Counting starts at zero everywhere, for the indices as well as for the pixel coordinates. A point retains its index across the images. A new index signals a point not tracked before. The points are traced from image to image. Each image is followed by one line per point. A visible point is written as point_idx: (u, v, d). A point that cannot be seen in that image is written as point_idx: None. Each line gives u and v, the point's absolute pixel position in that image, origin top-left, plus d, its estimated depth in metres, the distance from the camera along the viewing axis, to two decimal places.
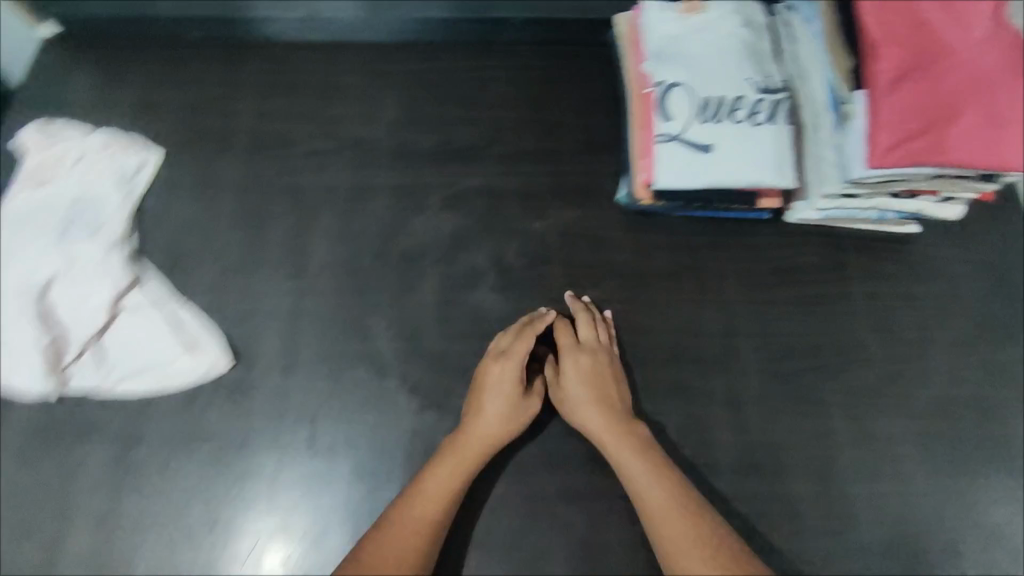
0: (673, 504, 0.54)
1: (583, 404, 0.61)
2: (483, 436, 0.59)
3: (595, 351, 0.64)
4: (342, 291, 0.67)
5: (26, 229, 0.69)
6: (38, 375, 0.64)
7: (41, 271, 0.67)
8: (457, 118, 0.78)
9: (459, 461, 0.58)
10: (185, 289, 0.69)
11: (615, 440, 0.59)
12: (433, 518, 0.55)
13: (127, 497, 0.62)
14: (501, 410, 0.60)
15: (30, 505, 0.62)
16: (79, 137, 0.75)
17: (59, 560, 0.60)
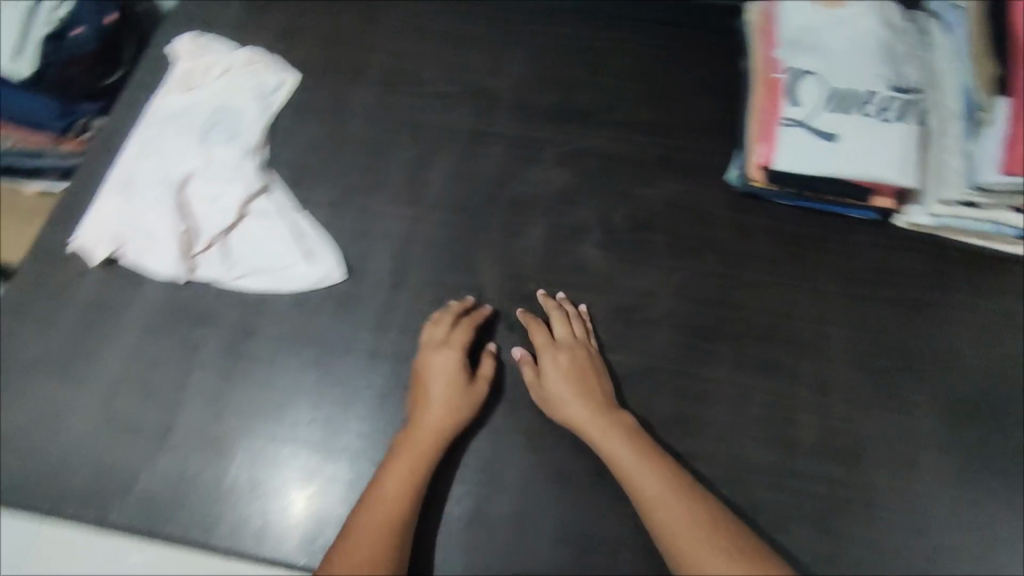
0: (665, 493, 0.55)
1: (564, 398, 0.61)
2: (431, 418, 0.60)
3: (572, 347, 0.64)
4: (455, 223, 0.73)
5: (172, 131, 0.75)
6: (171, 257, 0.68)
7: (181, 167, 0.72)
8: (577, 83, 0.82)
9: (410, 448, 0.58)
10: (308, 201, 0.74)
11: (600, 432, 0.59)
12: (402, 505, 0.55)
13: (234, 383, 0.65)
14: (449, 390, 0.61)
15: (140, 378, 0.65)
16: (224, 55, 0.80)
17: (161, 433, 0.63)
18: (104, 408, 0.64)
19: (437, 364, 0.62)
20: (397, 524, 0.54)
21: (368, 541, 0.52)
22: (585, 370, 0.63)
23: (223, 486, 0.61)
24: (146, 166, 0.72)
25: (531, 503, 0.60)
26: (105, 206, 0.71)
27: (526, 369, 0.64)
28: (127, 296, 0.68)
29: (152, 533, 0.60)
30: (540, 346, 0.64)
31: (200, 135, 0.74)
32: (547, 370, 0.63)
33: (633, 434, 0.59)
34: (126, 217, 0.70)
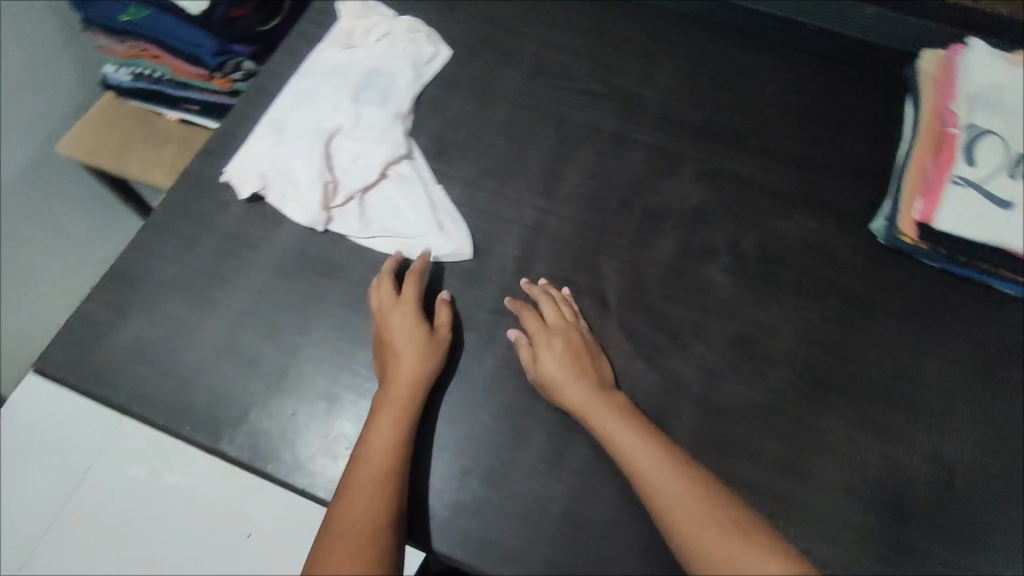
0: (660, 480, 0.54)
1: (559, 380, 0.61)
2: (402, 374, 0.60)
3: (567, 330, 0.64)
4: (584, 223, 0.72)
5: (328, 84, 0.77)
6: (313, 204, 0.70)
7: (331, 121, 0.74)
8: (725, 103, 0.81)
9: (392, 406, 0.58)
10: (444, 175, 0.75)
11: (595, 414, 0.59)
12: (392, 460, 0.56)
13: (349, 336, 0.66)
14: (413, 343, 0.62)
15: (263, 312, 0.67)
16: (386, 21, 0.83)
17: (274, 368, 0.64)
18: (228, 337, 0.66)
19: (396, 321, 0.63)
20: (391, 481, 0.55)
21: (365, 498, 0.53)
22: (571, 350, 0.63)
23: (330, 437, 0.62)
24: (300, 114, 0.75)
25: (625, 515, 0.60)
26: (257, 145, 0.74)
27: (521, 351, 0.64)
28: (266, 235, 0.71)
29: (257, 469, 0.60)
30: (535, 330, 0.64)
31: (353, 92, 0.76)
32: (536, 346, 0.63)
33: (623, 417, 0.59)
34: (276, 159, 0.72)
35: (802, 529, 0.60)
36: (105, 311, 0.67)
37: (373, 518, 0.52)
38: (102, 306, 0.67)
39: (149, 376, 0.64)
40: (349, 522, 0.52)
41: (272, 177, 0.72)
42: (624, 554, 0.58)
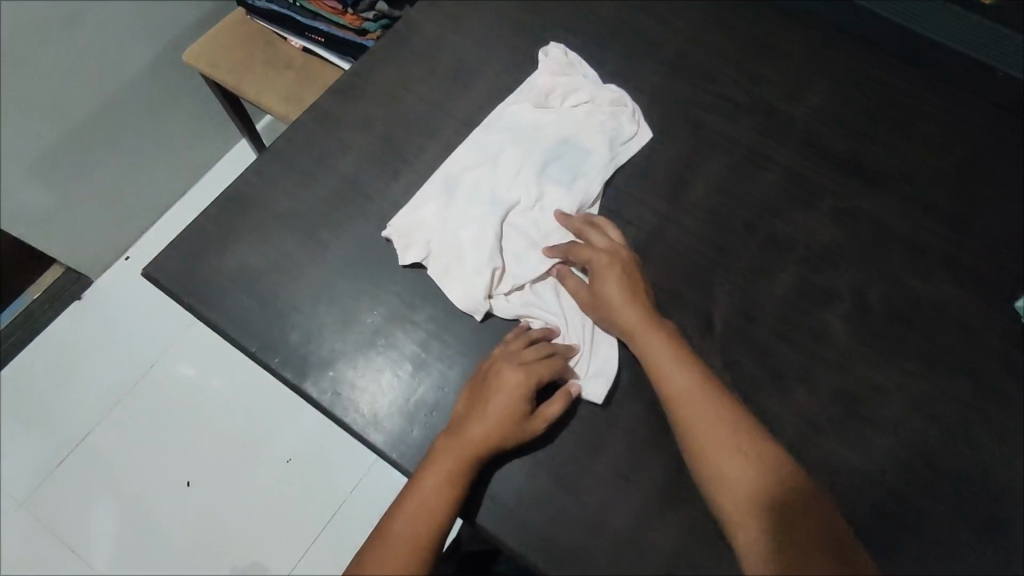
0: (709, 432, 0.56)
1: (614, 303, 0.62)
2: (475, 444, 0.56)
3: (617, 256, 0.64)
4: (702, 238, 0.69)
5: (516, 151, 0.70)
6: (479, 291, 0.63)
7: (511, 193, 0.68)
8: (879, 138, 0.74)
9: (452, 467, 0.56)
10: None
11: (646, 344, 0.60)
12: (432, 527, 0.55)
13: (445, 305, 0.65)
14: (501, 421, 0.57)
15: (365, 263, 0.67)
16: (590, 85, 0.74)
17: (371, 322, 0.64)
18: (328, 281, 0.66)
19: (497, 387, 0.58)
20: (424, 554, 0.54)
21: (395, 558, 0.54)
22: (616, 273, 0.63)
23: (411, 399, 0.61)
24: (481, 179, 0.69)
25: (692, 547, 0.57)
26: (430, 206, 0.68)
27: (566, 282, 0.65)
28: (381, 186, 0.71)
29: (336, 416, 0.60)
30: (595, 255, 0.64)
31: (538, 163, 0.69)
32: (591, 275, 0.64)
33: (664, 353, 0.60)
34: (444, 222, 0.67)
35: None
36: (217, 232, 0.68)
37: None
38: (214, 225, 0.69)
39: (247, 304, 0.65)
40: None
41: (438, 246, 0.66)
42: None
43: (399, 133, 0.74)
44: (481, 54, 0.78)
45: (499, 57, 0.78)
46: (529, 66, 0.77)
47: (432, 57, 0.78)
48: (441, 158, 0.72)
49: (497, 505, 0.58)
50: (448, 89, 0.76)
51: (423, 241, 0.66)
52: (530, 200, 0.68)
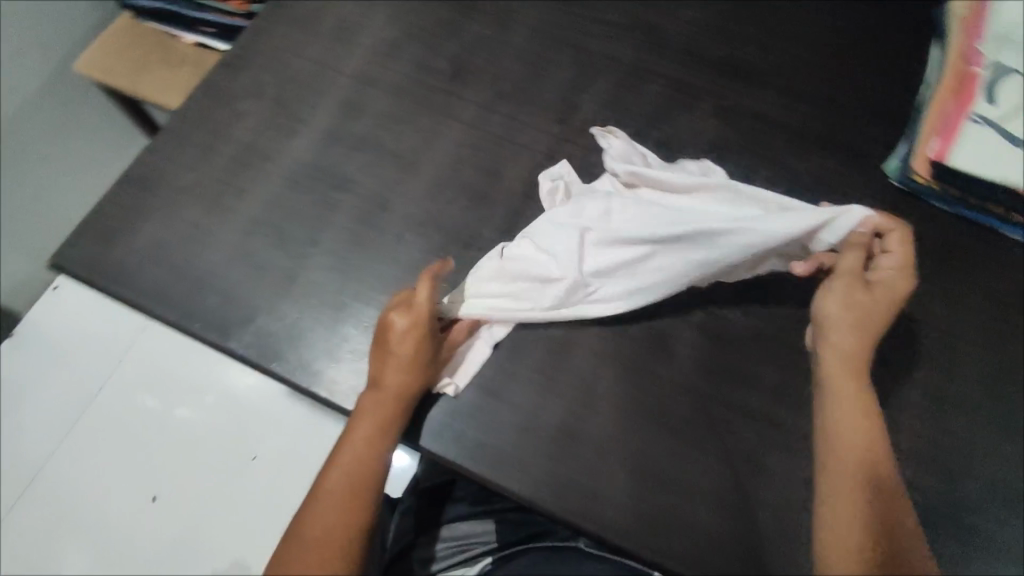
0: (842, 429, 0.53)
1: (845, 321, 0.56)
2: (393, 391, 0.58)
3: (882, 295, 0.57)
4: (596, 151, 0.72)
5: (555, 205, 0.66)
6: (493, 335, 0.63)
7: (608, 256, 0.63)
8: (749, 39, 0.79)
9: (378, 419, 0.57)
10: (460, 98, 0.75)
11: (844, 352, 0.56)
12: (367, 478, 0.55)
13: (362, 249, 0.67)
14: (409, 364, 0.58)
15: (276, 222, 0.68)
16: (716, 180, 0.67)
17: (290, 277, 0.66)
18: (241, 242, 0.67)
19: (398, 336, 0.59)
20: (361, 508, 0.54)
21: (332, 515, 0.53)
22: (857, 282, 0.57)
23: (335, 340, 0.64)
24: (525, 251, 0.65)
25: (617, 429, 0.61)
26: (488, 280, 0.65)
27: (848, 255, 0.58)
28: (281, 148, 0.72)
29: (262, 366, 0.63)
30: (880, 262, 0.58)
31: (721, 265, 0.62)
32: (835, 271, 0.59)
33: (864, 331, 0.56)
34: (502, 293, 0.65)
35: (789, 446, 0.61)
36: (122, 215, 0.69)
37: (336, 543, 0.52)
38: (119, 206, 0.69)
39: (162, 277, 0.66)
40: (312, 546, 0.52)
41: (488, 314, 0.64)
42: (615, 466, 0.60)
43: (293, 96, 0.75)
44: (362, 10, 0.79)
45: (382, 10, 0.79)
46: (411, 14, 0.79)
47: (316, 20, 0.79)
48: (337, 115, 0.74)
49: (432, 423, 0.61)
50: (336, 48, 0.77)
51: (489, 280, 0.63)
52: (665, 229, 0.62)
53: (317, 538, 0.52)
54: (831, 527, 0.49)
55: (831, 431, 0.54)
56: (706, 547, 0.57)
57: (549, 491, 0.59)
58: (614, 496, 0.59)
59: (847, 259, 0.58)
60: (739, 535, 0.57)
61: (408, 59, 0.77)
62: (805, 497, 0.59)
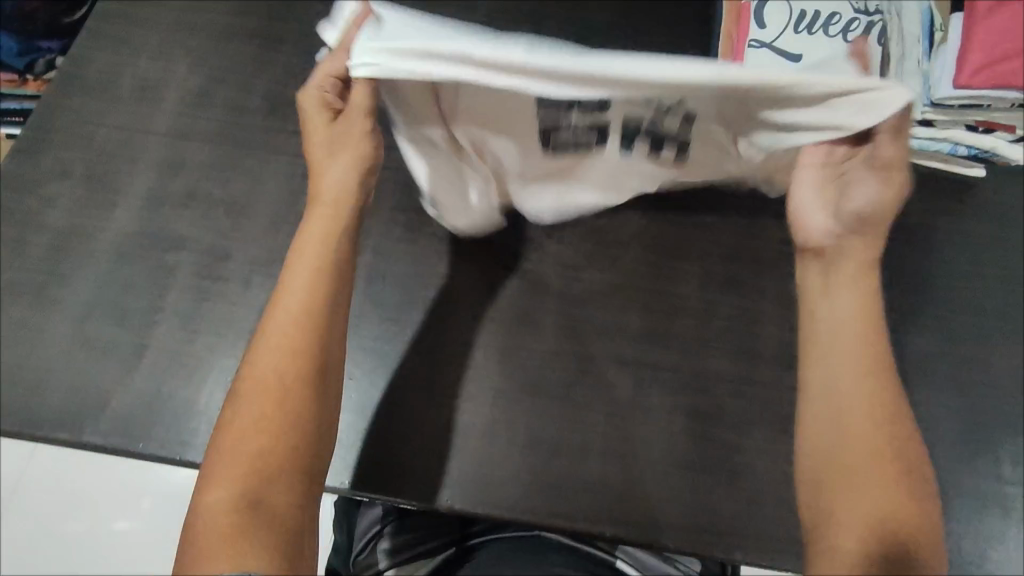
0: (852, 388, 0.51)
1: (851, 266, 0.54)
2: (327, 212, 0.57)
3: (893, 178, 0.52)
4: None
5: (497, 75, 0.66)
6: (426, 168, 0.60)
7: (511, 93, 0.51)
8: (551, 13, 0.82)
9: (317, 242, 0.55)
10: (280, 131, 0.73)
11: (846, 290, 0.54)
12: (308, 307, 0.53)
13: (210, 303, 0.65)
14: (338, 191, 0.57)
15: (113, 299, 0.65)
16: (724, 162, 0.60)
17: (140, 351, 0.63)
18: (79, 330, 0.64)
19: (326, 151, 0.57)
20: (308, 334, 0.52)
21: (274, 352, 0.51)
22: (877, 195, 0.53)
23: (200, 403, 0.62)
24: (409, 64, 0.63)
25: (501, 411, 0.62)
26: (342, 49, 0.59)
27: (896, 142, 0.50)
28: (101, 222, 0.69)
29: (130, 448, 0.60)
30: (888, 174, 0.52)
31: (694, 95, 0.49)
32: (880, 187, 0.53)
33: (871, 245, 0.54)
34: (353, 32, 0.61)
35: (663, 382, 0.63)
36: None
37: (281, 377, 0.50)
38: None
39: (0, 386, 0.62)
40: (238, 450, 0.47)
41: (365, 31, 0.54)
42: (507, 447, 0.61)
43: (103, 167, 0.71)
44: (159, 64, 0.76)
45: (180, 60, 0.76)
46: (211, 57, 0.77)
47: (111, 84, 0.75)
48: (155, 175, 0.71)
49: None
50: (139, 109, 0.74)
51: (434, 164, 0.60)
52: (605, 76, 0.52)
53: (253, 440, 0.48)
54: (844, 501, 0.48)
55: (840, 388, 0.51)
56: (607, 498, 0.60)
57: (448, 491, 0.60)
58: (509, 475, 0.60)
59: (879, 155, 0.51)
60: (633, 479, 0.60)
61: (218, 104, 0.75)
62: (686, 425, 0.62)
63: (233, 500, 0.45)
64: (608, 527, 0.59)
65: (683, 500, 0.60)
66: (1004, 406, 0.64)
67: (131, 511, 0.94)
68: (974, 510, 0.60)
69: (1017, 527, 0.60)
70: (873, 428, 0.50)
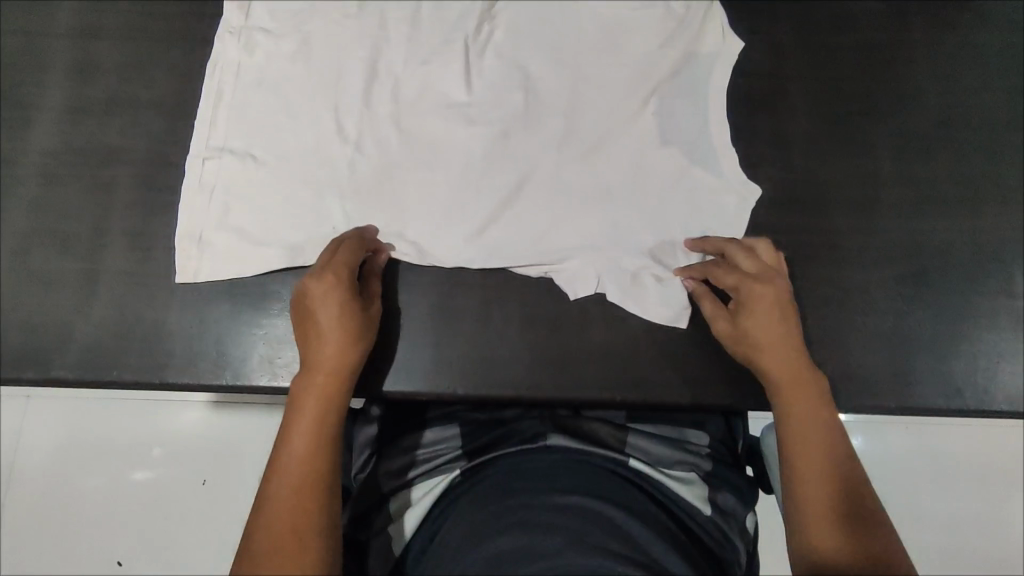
0: (804, 476, 0.48)
1: (783, 370, 0.51)
2: (328, 378, 0.50)
3: (770, 282, 0.53)
4: (369, 21, 0.64)
5: (431, 8, 0.64)
6: (293, 52, 0.62)
7: (389, 89, 0.62)
8: None
9: (314, 413, 0.49)
10: (204, 20, 0.64)
11: (789, 385, 0.51)
12: (317, 471, 0.47)
13: (161, 216, 0.59)
14: (339, 348, 0.51)
15: (53, 226, 0.59)
16: (597, 104, 0.62)
17: (95, 276, 0.58)
18: (20, 263, 0.58)
19: (303, 323, 0.52)
20: (313, 500, 0.46)
21: (284, 514, 0.46)
22: (766, 312, 0.52)
23: (169, 322, 0.57)
24: (306, 38, 0.63)
25: (493, 291, 0.58)
26: (221, 73, 0.62)
27: (703, 304, 0.56)
28: (19, 142, 0.61)
29: (105, 377, 0.56)
30: (740, 284, 0.53)
31: (553, 180, 0.60)
32: (740, 304, 0.53)
33: (784, 347, 0.51)
34: (234, 20, 0.63)
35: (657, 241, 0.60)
36: None
37: (292, 541, 0.45)
38: None
39: None
40: (267, 547, 0.45)
41: (211, 152, 0.60)
42: (505, 328, 0.58)
43: (7, 80, 0.62)
44: None
45: None
46: None
47: None
48: (68, 84, 0.62)
49: (286, 363, 0.57)
50: (33, 10, 0.64)
51: (303, 66, 0.62)
52: (478, 117, 0.62)
53: (274, 544, 0.45)
54: None
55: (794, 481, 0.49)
56: (615, 364, 0.57)
57: (448, 378, 0.57)
58: (510, 357, 0.57)
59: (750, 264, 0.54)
60: (640, 344, 0.58)
61: None
62: None
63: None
64: (619, 394, 0.57)
65: (692, 358, 0.57)
66: (1016, 223, 0.61)
67: (139, 449, 0.90)
68: (987, 331, 0.59)
69: None
70: (827, 508, 0.47)
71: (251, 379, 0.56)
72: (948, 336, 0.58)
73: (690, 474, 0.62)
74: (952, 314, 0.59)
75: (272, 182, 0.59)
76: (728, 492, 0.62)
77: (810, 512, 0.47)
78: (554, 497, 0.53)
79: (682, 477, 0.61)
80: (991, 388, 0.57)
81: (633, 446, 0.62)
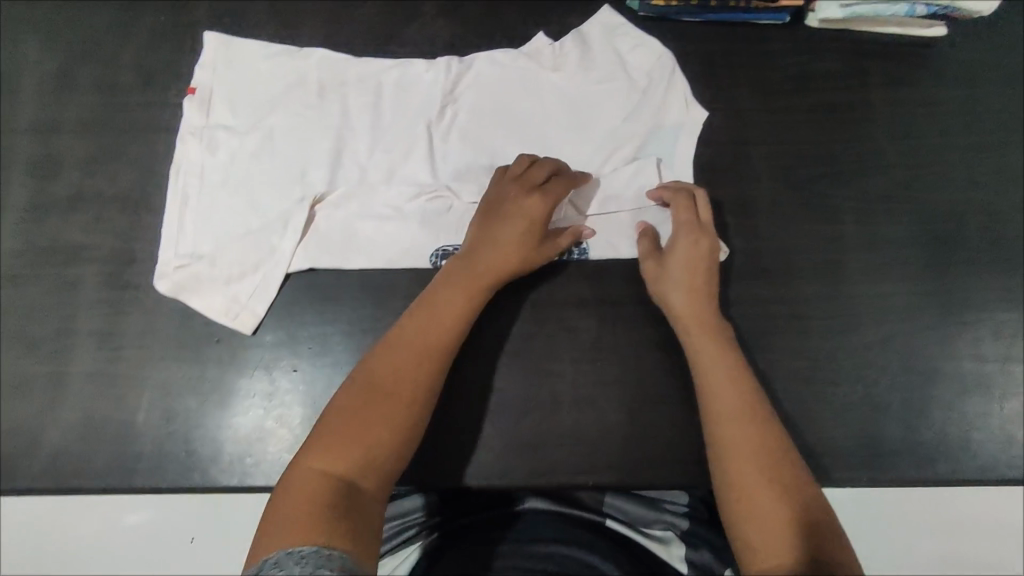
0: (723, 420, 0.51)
1: (694, 321, 0.55)
2: (486, 269, 0.56)
3: (698, 238, 0.58)
4: (331, 107, 0.64)
5: (392, 91, 0.65)
6: (256, 142, 0.63)
7: (352, 176, 0.62)
8: None
9: (462, 291, 0.55)
10: (166, 111, 0.64)
11: (694, 327, 0.55)
12: (446, 341, 0.53)
13: (127, 315, 0.59)
14: (512, 251, 0.57)
15: (18, 328, 0.59)
16: None
17: (61, 380, 0.58)
18: None
19: (497, 210, 0.58)
20: (432, 371, 0.52)
21: (410, 368, 0.51)
22: (692, 263, 0.57)
23: (136, 425, 0.57)
24: (268, 127, 0.63)
25: (462, 377, 0.58)
26: (185, 168, 0.62)
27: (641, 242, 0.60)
28: None
29: (70, 487, 0.55)
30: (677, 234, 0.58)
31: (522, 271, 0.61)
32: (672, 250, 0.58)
33: (701, 305, 0.56)
34: (196, 121, 0.63)
35: (624, 320, 0.60)
36: None
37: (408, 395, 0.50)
38: None
39: None
40: (384, 381, 0.51)
41: (182, 260, 0.60)
42: (475, 414, 0.58)
43: None
44: (4, 49, 0.65)
45: (29, 41, 0.66)
46: (67, 34, 0.66)
47: None
48: (32, 182, 0.62)
49: (255, 463, 0.56)
50: None
51: (267, 156, 0.62)
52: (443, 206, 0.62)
53: (389, 389, 0.50)
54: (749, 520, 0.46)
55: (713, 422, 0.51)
56: (585, 446, 0.57)
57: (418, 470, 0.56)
58: (480, 444, 0.57)
59: (683, 220, 0.58)
60: (611, 427, 0.57)
61: (86, 86, 0.65)
62: (658, 359, 0.59)
63: (337, 472, 0.46)
64: (590, 477, 0.56)
65: (663, 436, 0.57)
66: (979, 284, 0.61)
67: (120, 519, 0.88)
68: (955, 395, 0.59)
69: (999, 404, 0.59)
70: (747, 442, 0.49)
71: (220, 481, 0.56)
72: (917, 404, 0.58)
73: (667, 533, 0.62)
74: (920, 380, 0.59)
75: (237, 280, 0.59)
76: (706, 548, 0.61)
77: (729, 446, 0.50)
78: (534, 547, 0.55)
79: (658, 535, 0.62)
80: (962, 454, 0.57)
81: (608, 507, 0.63)
